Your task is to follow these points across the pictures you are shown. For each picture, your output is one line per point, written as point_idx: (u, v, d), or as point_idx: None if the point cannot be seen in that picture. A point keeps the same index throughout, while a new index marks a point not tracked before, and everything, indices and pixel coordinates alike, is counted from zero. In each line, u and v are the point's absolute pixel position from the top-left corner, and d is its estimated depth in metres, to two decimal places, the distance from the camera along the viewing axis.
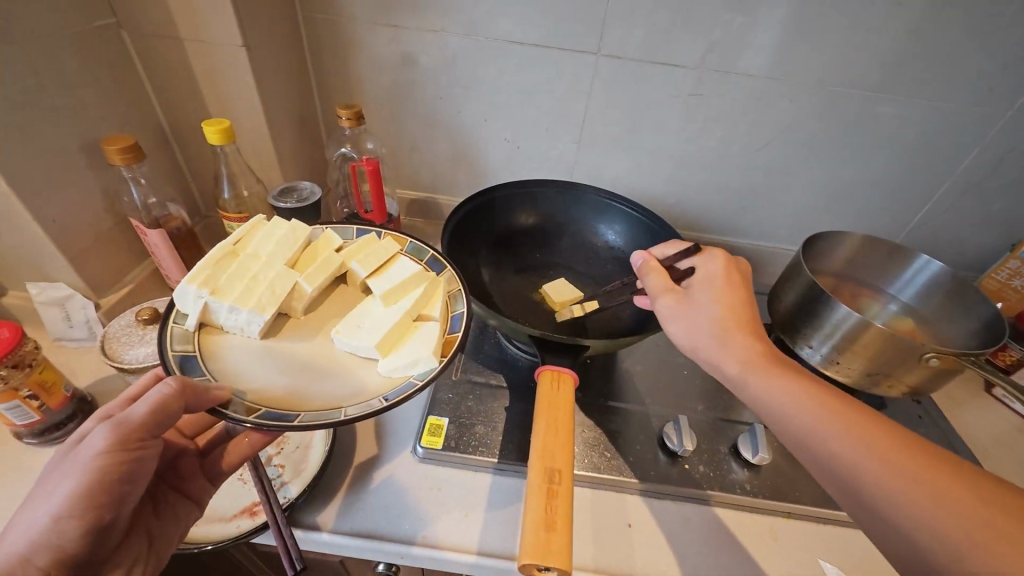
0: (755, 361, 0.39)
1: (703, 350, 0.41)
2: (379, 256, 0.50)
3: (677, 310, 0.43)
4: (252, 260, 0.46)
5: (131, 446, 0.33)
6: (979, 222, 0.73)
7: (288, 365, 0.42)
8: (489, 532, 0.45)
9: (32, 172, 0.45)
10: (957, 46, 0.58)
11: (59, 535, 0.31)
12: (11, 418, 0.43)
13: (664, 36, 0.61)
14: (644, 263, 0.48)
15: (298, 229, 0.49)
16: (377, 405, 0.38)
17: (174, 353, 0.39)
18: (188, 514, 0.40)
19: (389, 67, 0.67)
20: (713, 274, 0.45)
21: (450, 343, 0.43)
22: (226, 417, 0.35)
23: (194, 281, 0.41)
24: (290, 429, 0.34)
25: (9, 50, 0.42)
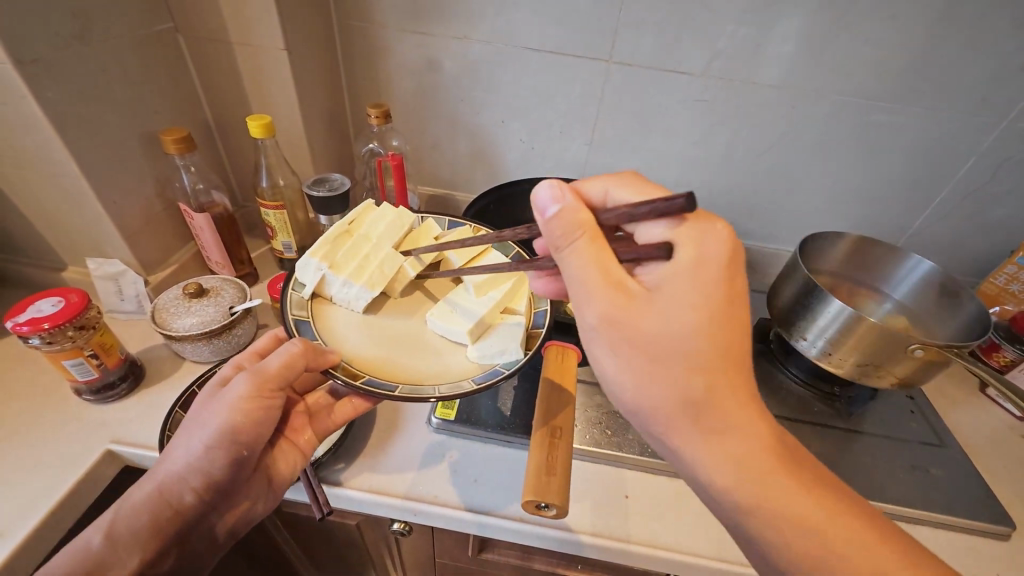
0: (614, 334, 0.33)
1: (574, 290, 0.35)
2: (472, 249, 0.54)
3: (592, 268, 0.34)
4: (364, 241, 0.51)
5: (264, 393, 0.41)
6: (978, 228, 0.75)
7: (389, 340, 0.47)
8: (495, 496, 0.49)
9: (99, 158, 0.51)
10: (952, 59, 0.61)
11: (207, 462, 0.39)
12: (74, 374, 0.48)
13: (672, 45, 0.65)
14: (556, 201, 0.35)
15: (404, 219, 0.54)
16: (467, 385, 0.42)
17: (294, 318, 0.45)
18: (296, 462, 0.46)
19: (414, 71, 0.72)
20: (696, 252, 0.33)
21: (532, 338, 0.47)
22: (335, 379, 0.40)
23: (317, 255, 0.47)
24: (391, 398, 0.39)
25: (85, 51, 0.48)
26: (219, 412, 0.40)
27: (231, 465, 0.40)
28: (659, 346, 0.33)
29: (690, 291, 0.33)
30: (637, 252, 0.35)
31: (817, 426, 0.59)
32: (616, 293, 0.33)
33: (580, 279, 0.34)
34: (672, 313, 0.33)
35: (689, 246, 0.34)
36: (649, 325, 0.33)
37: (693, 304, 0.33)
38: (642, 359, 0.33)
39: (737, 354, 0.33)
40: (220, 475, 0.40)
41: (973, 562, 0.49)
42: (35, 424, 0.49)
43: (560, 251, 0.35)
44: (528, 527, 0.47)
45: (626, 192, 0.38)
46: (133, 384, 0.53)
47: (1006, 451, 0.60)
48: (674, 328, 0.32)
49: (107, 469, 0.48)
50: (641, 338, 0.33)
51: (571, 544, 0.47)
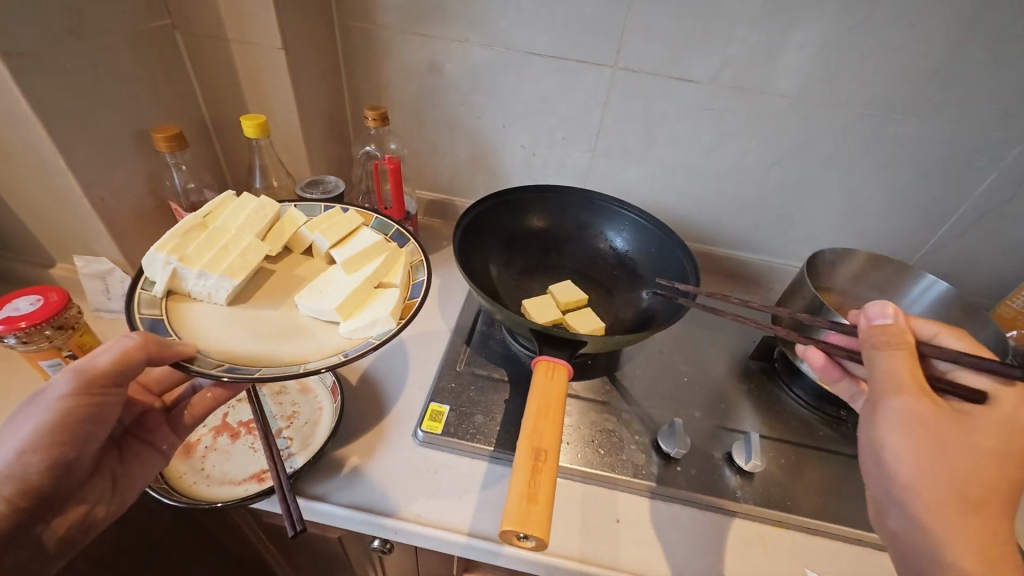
0: (923, 434, 0.35)
1: (889, 450, 0.36)
2: (342, 229, 0.53)
3: (899, 370, 0.37)
4: (222, 233, 0.48)
5: (95, 391, 0.38)
6: (996, 248, 0.72)
7: (254, 326, 0.44)
8: (481, 516, 0.46)
9: (88, 154, 0.50)
10: (974, 71, 0.58)
11: (23, 467, 0.36)
12: (52, 374, 0.47)
13: (680, 52, 0.63)
14: (887, 327, 0.39)
15: (267, 206, 0.52)
16: (337, 359, 0.40)
17: (142, 316, 0.41)
18: (153, 462, 0.44)
19: (417, 74, 0.71)
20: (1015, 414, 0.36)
21: (409, 307, 0.46)
22: (190, 370, 0.37)
23: (163, 249, 0.44)
24: (252, 379, 0.37)
25: (77, 45, 0.47)
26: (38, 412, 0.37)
27: (52, 468, 0.37)
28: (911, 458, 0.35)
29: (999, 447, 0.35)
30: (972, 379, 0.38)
31: (823, 452, 0.56)
32: (924, 401, 0.36)
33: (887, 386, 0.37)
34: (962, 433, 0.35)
35: (1018, 404, 0.36)
36: (980, 443, 0.35)
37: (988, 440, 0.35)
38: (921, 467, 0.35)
39: (1020, 472, 0.34)
40: (39, 481, 0.37)
41: None
42: (12, 423, 0.48)
43: (871, 351, 0.39)
44: (513, 553, 0.44)
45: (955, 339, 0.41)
46: None
47: None
48: (997, 460, 0.34)
49: None
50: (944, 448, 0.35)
51: (557, 572, 0.45)
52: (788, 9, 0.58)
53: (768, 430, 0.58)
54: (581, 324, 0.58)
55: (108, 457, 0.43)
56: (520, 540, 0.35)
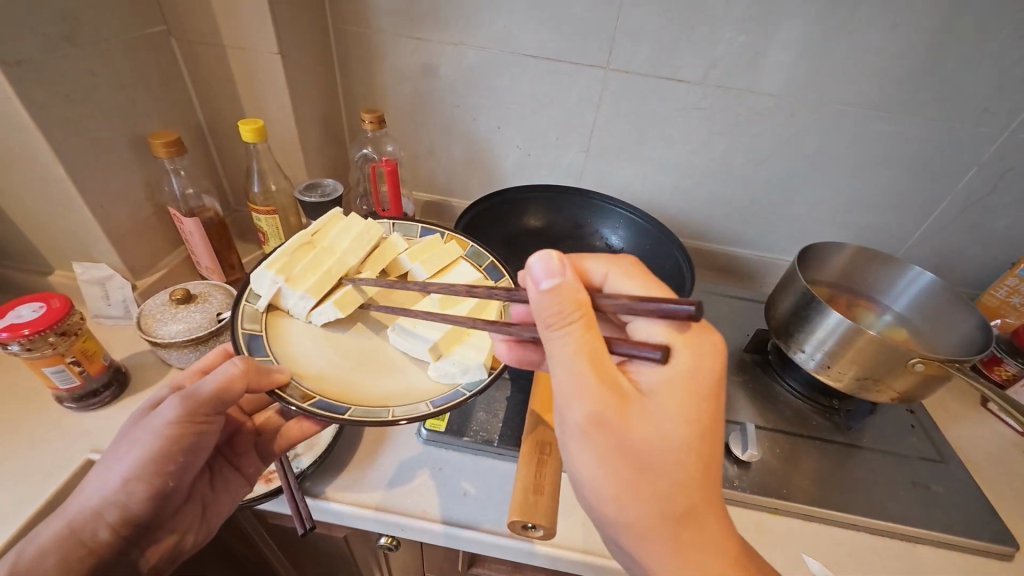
0: (605, 439, 0.32)
1: (560, 391, 0.33)
2: (442, 259, 0.52)
3: (575, 362, 0.32)
4: (327, 253, 0.49)
5: (196, 420, 0.38)
6: (979, 240, 0.75)
7: (348, 360, 0.45)
8: (485, 511, 0.47)
9: (87, 162, 0.50)
10: (953, 69, 0.60)
11: (127, 497, 0.36)
12: (56, 382, 0.47)
13: (670, 53, 0.64)
14: (550, 274, 0.34)
15: (372, 228, 0.52)
16: (425, 409, 0.39)
17: (244, 332, 0.43)
18: (237, 488, 0.45)
19: (412, 77, 0.72)
20: (693, 363, 0.34)
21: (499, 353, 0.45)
22: (282, 401, 0.37)
23: (273, 267, 0.45)
24: (340, 421, 0.37)
25: (74, 52, 0.47)
26: (143, 439, 0.36)
27: (153, 498, 0.37)
28: (644, 454, 0.32)
29: (682, 403, 0.33)
30: (635, 348, 0.33)
31: (816, 440, 0.57)
32: (604, 397, 0.32)
33: (567, 375, 0.33)
34: (663, 419, 0.32)
35: (686, 355, 0.34)
36: (645, 430, 0.32)
37: (688, 412, 0.33)
38: (624, 466, 0.32)
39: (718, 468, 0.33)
40: (140, 510, 0.37)
41: None
42: (16, 430, 0.48)
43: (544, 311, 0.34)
44: (517, 545, 0.45)
45: (623, 281, 0.39)
46: (117, 391, 0.52)
47: (1010, 468, 0.59)
48: (686, 438, 0.32)
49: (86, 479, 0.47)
50: (635, 443, 0.32)
51: (560, 562, 0.46)
52: (775, 10, 0.59)
53: (764, 421, 0.59)
54: None
55: (202, 484, 0.44)
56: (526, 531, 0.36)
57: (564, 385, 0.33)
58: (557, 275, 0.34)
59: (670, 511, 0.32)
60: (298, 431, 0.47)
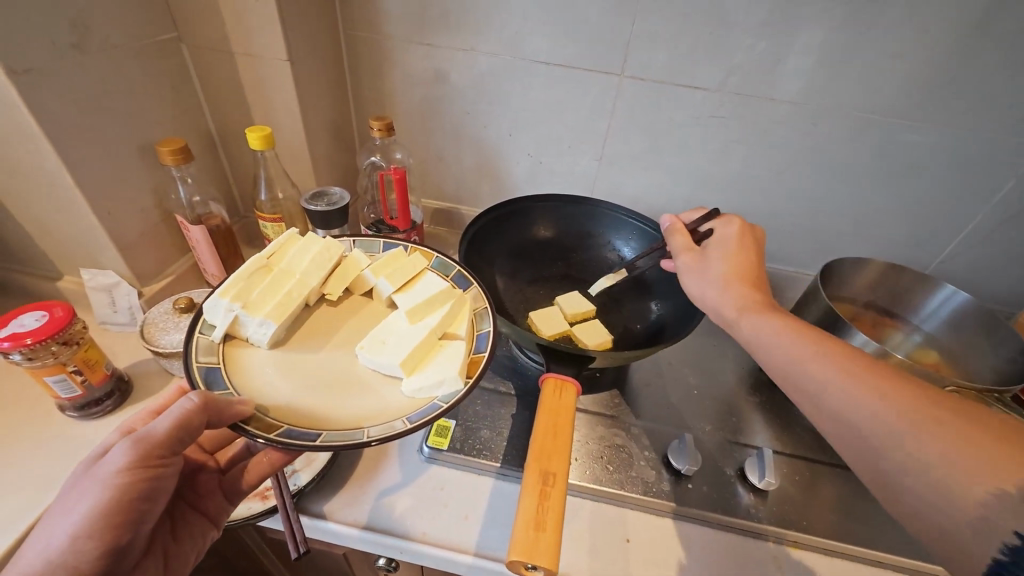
0: (701, 267, 0.48)
1: (686, 274, 0.49)
2: (406, 272, 0.51)
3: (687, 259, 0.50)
4: (285, 276, 0.48)
5: (152, 463, 0.36)
6: (1016, 256, 0.70)
7: (313, 380, 0.43)
8: (486, 536, 0.46)
9: (95, 169, 0.50)
10: (991, 77, 0.57)
11: (76, 557, 0.33)
12: (57, 391, 0.47)
13: (688, 60, 0.62)
14: (671, 225, 0.54)
15: (331, 247, 0.51)
16: (401, 426, 0.38)
17: (199, 365, 0.40)
18: (203, 531, 0.43)
19: (422, 83, 0.71)
20: (729, 230, 0.50)
21: (475, 363, 0.44)
22: (246, 434, 0.35)
23: (227, 294, 0.43)
24: (311, 447, 0.35)
25: (83, 60, 0.47)
26: (92, 489, 0.34)
27: (105, 555, 0.34)
28: (746, 293, 0.44)
29: (732, 254, 0.48)
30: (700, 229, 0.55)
31: (839, 467, 0.54)
32: (688, 254, 0.50)
33: (677, 249, 0.52)
34: (717, 267, 0.47)
35: (733, 224, 0.50)
36: (729, 277, 0.46)
37: (729, 258, 0.47)
38: (748, 297, 0.44)
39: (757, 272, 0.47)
40: (90, 573, 0.34)
41: None
42: (19, 439, 0.48)
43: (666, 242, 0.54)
44: None
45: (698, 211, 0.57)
46: (119, 400, 0.52)
47: None
48: (729, 266, 0.47)
49: None
50: (729, 280, 0.46)
51: None
52: (800, 16, 0.56)
53: (782, 445, 0.56)
54: (590, 336, 0.57)
55: (162, 533, 0.41)
56: (526, 570, 0.34)
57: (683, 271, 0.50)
58: (677, 222, 0.54)
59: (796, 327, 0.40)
60: (266, 463, 0.43)
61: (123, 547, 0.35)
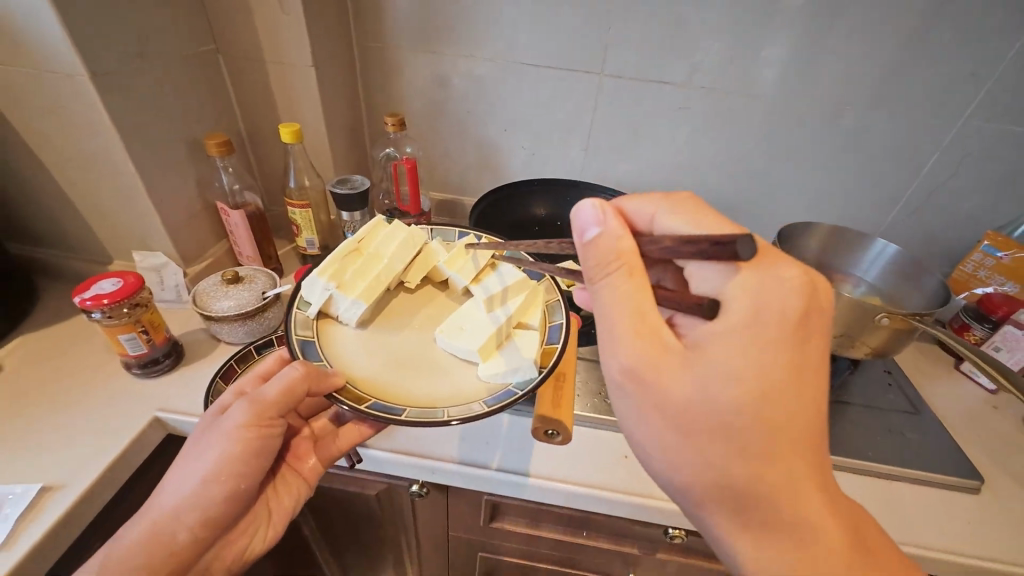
0: (685, 453, 0.35)
1: (630, 395, 0.36)
2: (476, 264, 0.59)
3: (623, 314, 0.35)
4: (373, 260, 0.58)
5: (261, 424, 0.48)
6: (948, 222, 0.81)
7: (390, 358, 0.53)
8: (505, 455, 0.53)
9: (152, 162, 0.58)
10: (905, 69, 0.68)
11: (207, 496, 0.45)
12: (126, 348, 0.54)
13: (656, 59, 0.73)
14: (597, 234, 0.35)
15: (412, 236, 0.61)
16: (478, 408, 0.45)
17: (298, 337, 0.51)
18: (299, 490, 0.56)
19: (427, 87, 0.80)
20: (752, 307, 0.33)
21: (549, 353, 0.50)
22: (340, 403, 0.45)
23: (322, 275, 0.53)
24: (396, 420, 0.43)
25: (144, 68, 0.55)
26: (219, 443, 0.46)
27: (226, 494, 0.46)
28: (703, 440, 0.34)
29: (736, 352, 0.32)
30: (677, 300, 0.34)
31: None
32: (648, 351, 0.34)
33: (605, 320, 0.36)
34: (728, 382, 0.32)
35: (742, 299, 0.33)
36: (701, 419, 0.33)
37: (735, 370, 0.32)
38: (700, 449, 0.34)
39: (765, 411, 0.32)
40: (214, 507, 0.46)
41: (949, 519, 0.53)
42: (94, 393, 0.55)
43: (597, 286, 0.36)
44: (538, 482, 0.51)
45: (676, 218, 0.38)
46: (175, 361, 0.59)
47: (979, 421, 0.65)
48: (721, 401, 0.32)
49: (153, 434, 0.53)
50: (689, 414, 0.33)
51: (576, 498, 0.52)
52: (744, 22, 0.68)
53: None
54: None
55: (268, 485, 0.54)
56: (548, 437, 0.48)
57: (612, 346, 0.36)
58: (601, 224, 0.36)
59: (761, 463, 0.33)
60: (357, 433, 0.53)
61: (238, 493, 0.47)
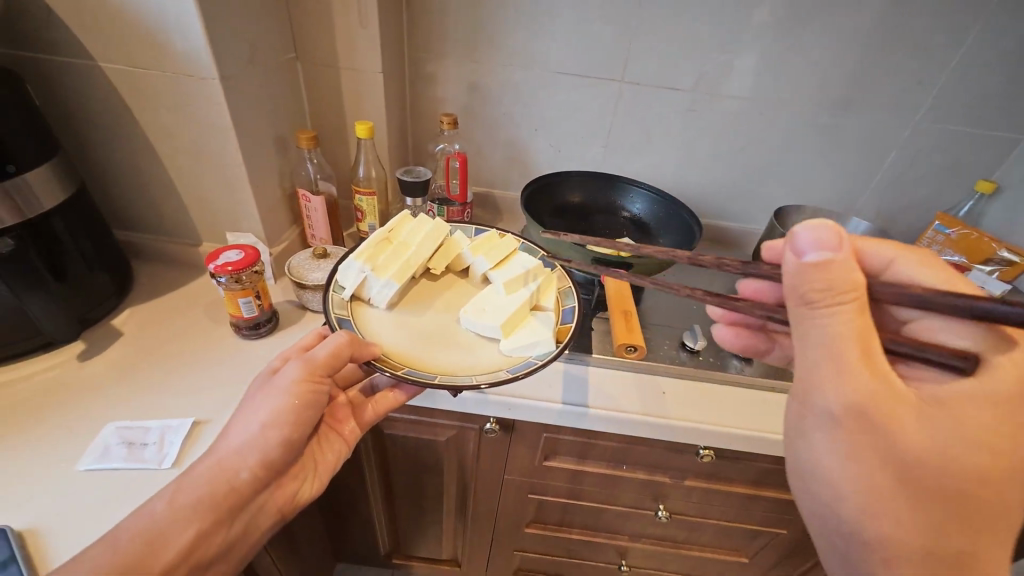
0: (897, 507, 0.33)
1: (836, 435, 0.34)
2: (499, 253, 0.66)
3: (839, 347, 0.33)
4: (402, 248, 0.63)
5: (313, 379, 0.51)
6: (908, 206, 0.96)
7: (420, 334, 0.58)
8: (565, 393, 0.64)
9: (253, 152, 0.67)
10: (870, 78, 0.83)
11: (264, 442, 0.48)
12: (241, 311, 0.63)
13: (668, 69, 0.86)
14: (819, 256, 0.34)
15: (437, 228, 0.66)
16: (504, 375, 0.51)
17: (336, 316, 0.56)
18: (340, 448, 0.59)
19: (469, 91, 0.91)
20: (1014, 375, 0.33)
21: (564, 331, 0.56)
22: (379, 370, 0.49)
23: (358, 260, 0.59)
24: (428, 385, 0.48)
25: (251, 70, 0.64)
26: (276, 393, 0.49)
27: (281, 443, 0.49)
28: (910, 478, 0.33)
29: (982, 414, 0.32)
30: (926, 350, 0.35)
31: None
32: (871, 391, 0.33)
33: (818, 361, 0.34)
34: (958, 435, 0.33)
35: (1005, 368, 0.33)
36: (937, 474, 0.33)
37: (971, 429, 0.32)
38: (906, 501, 0.33)
39: (999, 478, 0.32)
40: (271, 455, 0.48)
41: None
42: (209, 352, 0.64)
43: (807, 317, 0.34)
44: (595, 412, 0.63)
45: (912, 266, 0.40)
46: (274, 325, 0.68)
47: None
48: (954, 458, 0.32)
49: None
50: (917, 466, 0.33)
51: (627, 425, 0.63)
52: (741, 39, 0.82)
53: None
54: None
55: (313, 443, 0.57)
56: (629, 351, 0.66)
57: (817, 378, 0.34)
58: (821, 247, 0.34)
59: (963, 507, 0.33)
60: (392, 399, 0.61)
61: (294, 439, 0.50)
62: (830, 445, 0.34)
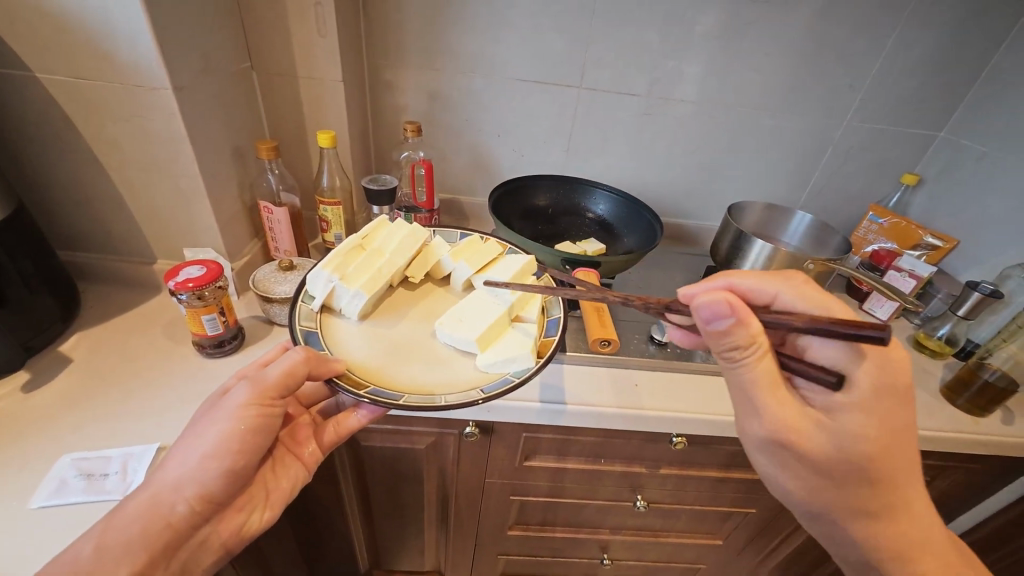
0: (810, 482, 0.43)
1: (757, 447, 0.43)
2: (482, 260, 0.66)
3: (756, 387, 0.41)
4: (375, 254, 0.63)
5: (265, 403, 0.48)
6: (845, 199, 1.04)
7: (390, 348, 0.57)
8: (543, 392, 0.65)
9: (209, 164, 0.65)
10: (806, 83, 0.90)
11: (205, 473, 0.45)
12: (205, 328, 0.60)
13: (623, 75, 0.90)
14: (720, 311, 0.39)
15: (413, 234, 0.66)
16: (476, 395, 0.50)
17: (302, 328, 0.55)
18: (297, 473, 0.56)
19: (431, 99, 0.92)
20: (876, 375, 0.40)
21: (546, 345, 0.56)
22: (342, 390, 0.48)
23: (328, 268, 0.58)
24: (395, 405, 0.47)
25: (205, 80, 0.62)
26: (223, 418, 0.47)
27: (224, 473, 0.46)
28: (831, 465, 0.42)
29: (865, 416, 0.40)
30: (812, 372, 0.41)
31: None
32: (786, 410, 0.41)
33: (742, 398, 0.42)
34: (855, 437, 0.40)
35: (871, 373, 0.40)
36: (837, 459, 0.41)
37: (865, 421, 0.40)
38: (818, 481, 0.43)
39: (892, 446, 0.40)
40: (212, 487, 0.45)
41: None
42: (170, 373, 0.61)
43: (730, 365, 0.41)
44: (573, 408, 0.64)
45: (796, 297, 0.44)
46: (241, 342, 0.65)
47: None
48: (846, 445, 0.41)
49: None
50: (820, 461, 0.42)
51: (603, 417, 0.65)
52: (689, 47, 0.87)
53: None
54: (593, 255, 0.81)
55: (268, 468, 0.54)
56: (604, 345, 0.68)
57: (740, 408, 0.43)
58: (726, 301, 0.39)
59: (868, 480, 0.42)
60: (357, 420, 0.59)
61: (239, 468, 0.47)
62: (765, 456, 0.44)
